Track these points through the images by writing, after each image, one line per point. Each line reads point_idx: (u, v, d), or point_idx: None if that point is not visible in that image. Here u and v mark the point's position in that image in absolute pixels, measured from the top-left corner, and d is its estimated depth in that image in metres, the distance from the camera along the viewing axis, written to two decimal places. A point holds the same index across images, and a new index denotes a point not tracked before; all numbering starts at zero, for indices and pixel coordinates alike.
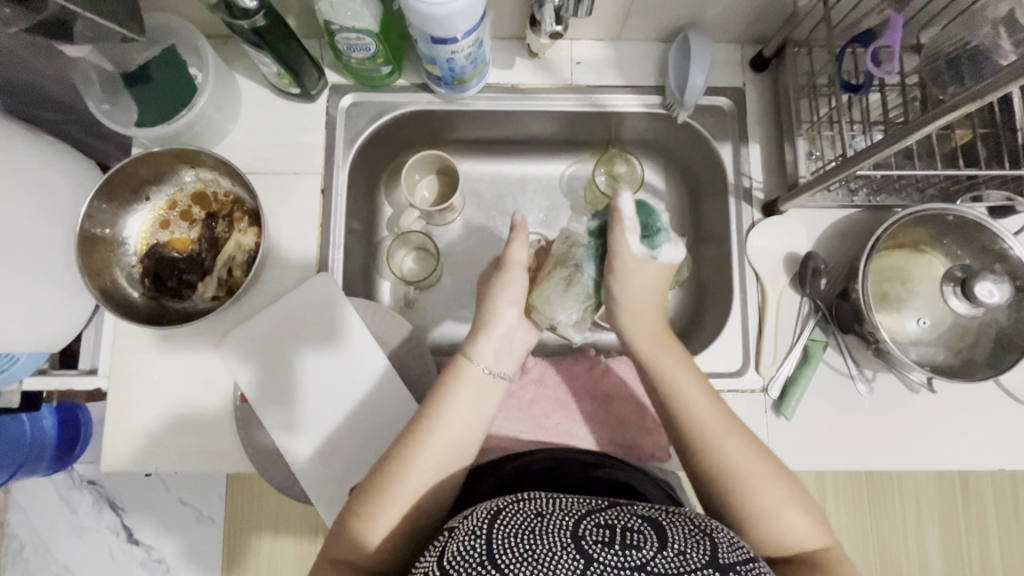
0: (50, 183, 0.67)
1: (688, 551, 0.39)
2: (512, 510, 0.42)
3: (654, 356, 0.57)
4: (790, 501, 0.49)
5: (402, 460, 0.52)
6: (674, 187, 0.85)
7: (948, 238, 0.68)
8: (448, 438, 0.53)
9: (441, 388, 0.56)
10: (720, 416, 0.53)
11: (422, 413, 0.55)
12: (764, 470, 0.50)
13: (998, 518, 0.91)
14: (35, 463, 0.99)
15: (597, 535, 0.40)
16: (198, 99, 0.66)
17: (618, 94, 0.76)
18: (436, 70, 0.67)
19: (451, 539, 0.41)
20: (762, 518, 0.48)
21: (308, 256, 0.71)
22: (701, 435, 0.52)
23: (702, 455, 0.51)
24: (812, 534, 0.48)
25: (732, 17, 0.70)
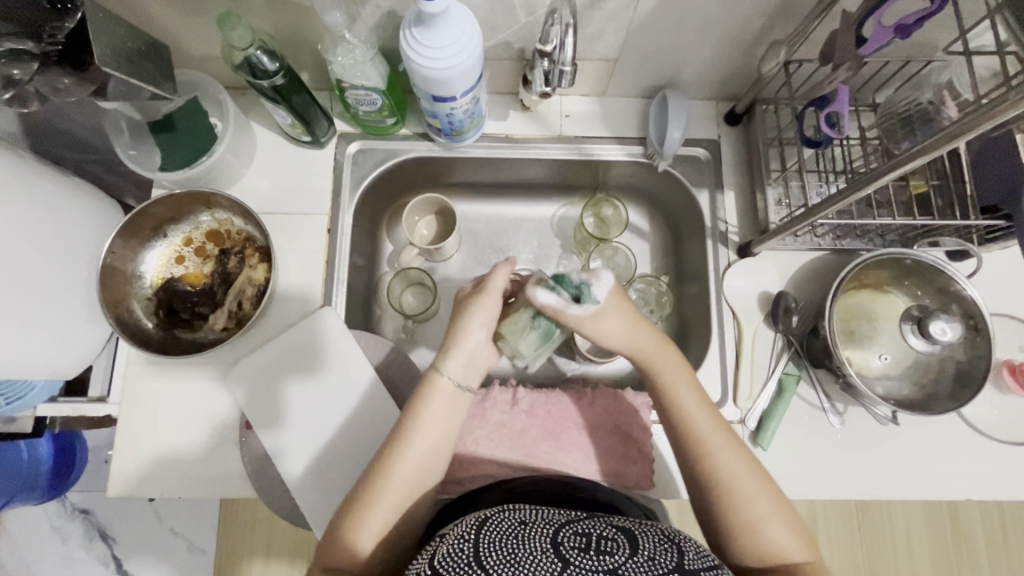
0: (75, 221, 0.72)
1: (657, 557, 0.43)
2: (499, 519, 0.47)
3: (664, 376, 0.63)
4: (778, 515, 0.55)
5: (382, 473, 0.56)
6: (657, 229, 0.91)
7: (908, 280, 0.74)
8: (423, 448, 0.58)
9: (416, 401, 0.60)
10: (724, 433, 0.59)
11: (399, 426, 0.59)
12: (756, 484, 0.56)
13: (985, 553, 0.93)
14: (30, 491, 1.01)
15: (575, 541, 0.44)
16: (218, 146, 0.72)
17: (603, 144, 0.82)
18: (436, 122, 0.74)
19: (441, 543, 0.45)
20: (749, 528, 0.54)
21: (314, 290, 0.76)
22: (704, 449, 0.58)
23: (700, 468, 0.57)
24: (793, 543, 0.54)
25: (706, 77, 0.78)
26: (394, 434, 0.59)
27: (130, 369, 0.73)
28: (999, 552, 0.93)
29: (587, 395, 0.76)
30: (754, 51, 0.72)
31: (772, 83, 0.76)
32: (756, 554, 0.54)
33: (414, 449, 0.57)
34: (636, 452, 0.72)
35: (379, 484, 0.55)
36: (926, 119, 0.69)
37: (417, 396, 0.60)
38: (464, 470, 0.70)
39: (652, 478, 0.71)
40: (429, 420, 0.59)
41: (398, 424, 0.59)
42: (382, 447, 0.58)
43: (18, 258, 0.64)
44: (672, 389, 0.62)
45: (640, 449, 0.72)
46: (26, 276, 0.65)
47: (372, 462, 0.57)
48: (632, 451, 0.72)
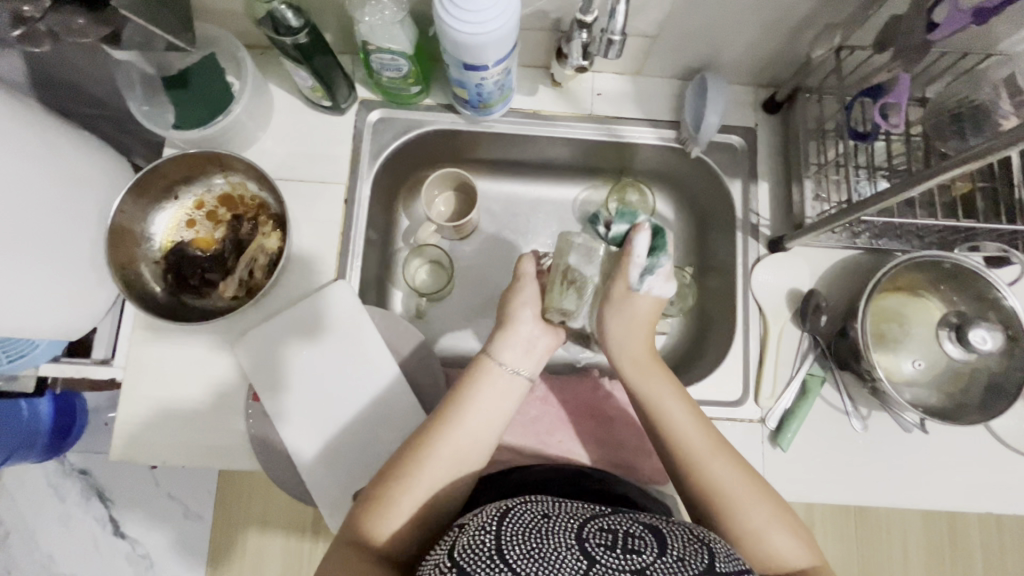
0: (84, 177, 0.69)
1: (687, 558, 0.42)
2: (520, 510, 0.45)
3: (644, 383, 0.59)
4: (778, 522, 0.51)
5: (423, 451, 0.54)
6: (683, 218, 0.88)
7: (945, 285, 0.71)
8: (468, 430, 0.56)
9: (464, 383, 0.59)
10: (711, 440, 0.54)
11: (444, 407, 0.57)
12: (751, 492, 0.52)
13: (981, 560, 0.92)
14: (28, 450, 0.99)
15: (600, 538, 0.43)
16: (235, 106, 0.69)
17: (634, 126, 0.79)
18: (464, 93, 0.70)
19: (460, 534, 0.44)
20: (750, 539, 0.50)
21: (327, 262, 0.73)
22: (691, 459, 0.54)
23: (689, 481, 0.53)
24: (798, 552, 0.50)
25: (748, 61, 0.74)
26: (438, 413, 0.57)
27: (136, 333, 0.70)
28: (994, 562, 0.92)
29: (605, 385, 0.74)
30: (803, 35, 0.68)
31: (818, 71, 0.72)
32: (760, 563, 0.50)
33: (459, 429, 0.55)
34: (651, 447, 0.70)
35: (419, 462, 0.53)
36: (980, 116, 0.65)
37: (467, 378, 0.59)
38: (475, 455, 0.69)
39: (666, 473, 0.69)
40: (478, 402, 0.57)
41: (443, 404, 0.58)
42: (423, 426, 0.56)
43: (25, 212, 0.61)
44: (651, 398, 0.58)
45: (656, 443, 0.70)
46: (31, 231, 0.62)
47: (412, 441, 0.55)
48: (647, 445, 0.70)
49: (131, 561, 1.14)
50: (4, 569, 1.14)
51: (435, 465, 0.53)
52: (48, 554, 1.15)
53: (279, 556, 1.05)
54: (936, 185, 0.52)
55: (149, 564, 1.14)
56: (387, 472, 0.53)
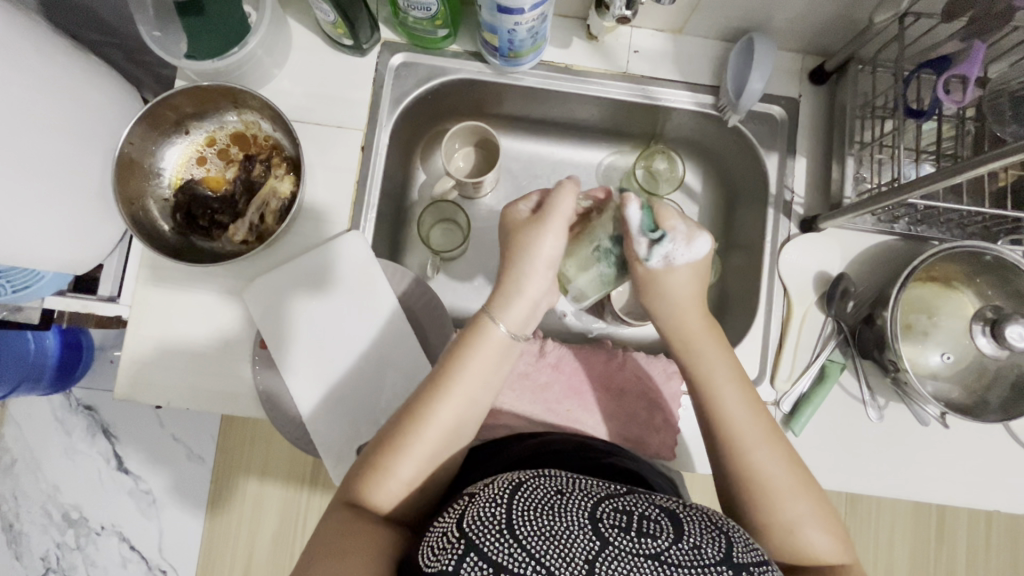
0: (92, 105, 0.66)
1: (702, 546, 0.42)
2: (533, 485, 0.45)
3: (705, 357, 0.57)
4: (817, 519, 0.49)
5: (420, 419, 0.51)
6: (710, 191, 0.85)
7: (981, 278, 0.68)
8: (467, 397, 0.53)
9: (462, 346, 0.55)
10: (764, 430, 0.52)
11: (441, 369, 0.54)
12: (795, 485, 0.50)
13: (966, 557, 0.93)
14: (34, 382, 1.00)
15: (615, 519, 0.43)
16: (251, 38, 0.65)
17: (671, 89, 0.74)
18: (495, 39, 0.66)
19: (470, 505, 0.44)
20: (783, 532, 0.49)
21: (340, 212, 0.71)
22: (738, 443, 0.52)
23: (730, 465, 0.52)
24: (830, 548, 0.49)
25: (800, 25, 0.69)
26: (434, 377, 0.54)
27: (142, 271, 0.68)
28: (978, 559, 0.92)
29: (618, 356, 0.72)
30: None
31: (874, 40, 0.67)
32: (788, 556, 0.49)
33: (458, 394, 0.53)
34: (661, 422, 0.69)
35: (416, 430, 0.51)
36: None
37: (463, 340, 0.55)
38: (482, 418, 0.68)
39: (674, 449, 0.67)
40: (480, 367, 0.54)
41: (440, 366, 0.55)
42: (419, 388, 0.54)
43: (31, 137, 0.58)
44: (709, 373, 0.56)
45: (666, 418, 0.68)
46: (37, 158, 0.59)
47: (406, 406, 0.53)
48: (657, 420, 0.69)
49: (133, 496, 1.15)
50: (11, 494, 1.16)
51: (433, 432, 0.51)
52: (53, 485, 1.16)
53: (278, 506, 1.08)
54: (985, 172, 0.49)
55: (151, 501, 1.14)
56: (383, 439, 0.51)
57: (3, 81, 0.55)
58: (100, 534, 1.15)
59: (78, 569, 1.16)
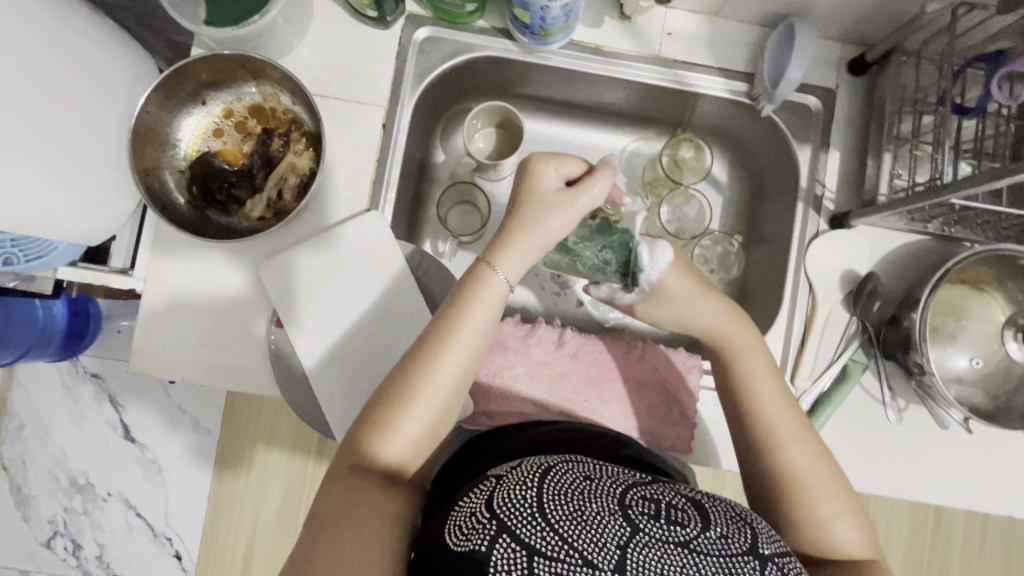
0: (106, 70, 0.64)
1: (729, 535, 0.41)
2: (562, 469, 0.45)
3: (738, 354, 0.58)
4: (848, 516, 0.49)
5: (423, 374, 0.50)
6: (736, 182, 0.83)
7: (1012, 282, 0.66)
8: (469, 349, 0.52)
9: (467, 298, 0.54)
10: (796, 423, 0.53)
11: (442, 322, 0.53)
12: (829, 480, 0.50)
13: (963, 556, 0.93)
14: (44, 348, 0.99)
15: (643, 506, 0.42)
16: (272, 6, 0.62)
17: (704, 75, 0.71)
18: (526, 16, 0.63)
19: (500, 485, 0.44)
20: (814, 526, 0.49)
21: (359, 191, 0.69)
22: (772, 437, 0.53)
23: (765, 457, 0.52)
24: (859, 544, 0.49)
25: (844, 12, 0.66)
26: (433, 332, 0.52)
27: (158, 245, 0.67)
28: (973, 557, 0.93)
29: (637, 348, 0.71)
30: None
31: (922, 30, 0.64)
32: (818, 552, 0.49)
33: (460, 348, 0.52)
34: (678, 416, 0.68)
35: (421, 386, 0.50)
36: None
37: (465, 292, 0.54)
38: (497, 405, 0.68)
39: (690, 443, 0.67)
40: (478, 316, 0.53)
41: (439, 320, 0.53)
42: (420, 344, 0.52)
43: (46, 101, 0.57)
44: (744, 371, 0.57)
45: (683, 413, 0.68)
46: (50, 125, 0.58)
47: (408, 365, 0.51)
48: (674, 414, 0.68)
49: (140, 464, 1.16)
50: (19, 458, 1.17)
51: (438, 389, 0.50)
52: (61, 451, 1.17)
53: (283, 477, 1.07)
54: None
55: (157, 469, 1.15)
56: (387, 396, 0.49)
57: (18, 44, 0.53)
58: (107, 501, 1.16)
59: (85, 534, 1.17)
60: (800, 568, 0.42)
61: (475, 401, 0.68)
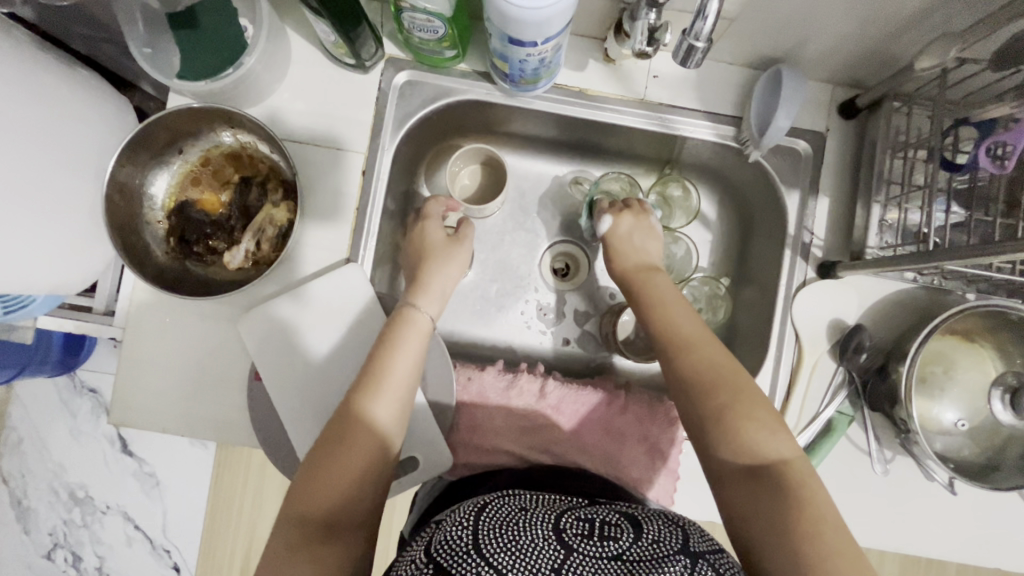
0: (83, 121, 0.63)
1: (660, 539, 0.44)
2: (497, 505, 0.46)
3: (651, 282, 0.63)
4: (758, 410, 0.49)
5: (354, 415, 0.52)
6: (725, 220, 0.81)
7: (1003, 334, 0.65)
8: (403, 382, 0.55)
9: (394, 332, 0.58)
10: (700, 329, 0.55)
11: (375, 360, 0.56)
12: (740, 378, 0.51)
13: None
14: (40, 364, 0.98)
15: (577, 529, 0.44)
16: (247, 57, 0.61)
17: (689, 118, 0.70)
18: (505, 67, 0.62)
19: (438, 531, 0.45)
20: (726, 418, 0.49)
21: (339, 240, 0.68)
22: (680, 343, 0.55)
23: (676, 366, 0.54)
24: (780, 444, 0.48)
25: (835, 57, 0.64)
26: (365, 372, 0.55)
27: (136, 296, 0.67)
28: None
29: (619, 400, 0.71)
30: (909, 36, 0.58)
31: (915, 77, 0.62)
32: (738, 452, 0.48)
33: (393, 388, 0.54)
34: (661, 469, 0.67)
35: (354, 432, 0.51)
36: None
37: (393, 328, 0.59)
38: (478, 455, 0.67)
39: (673, 496, 0.67)
40: (410, 350, 0.57)
41: (370, 362, 0.56)
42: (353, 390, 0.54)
43: (20, 163, 0.56)
44: (655, 295, 0.61)
45: (666, 465, 0.67)
46: (22, 185, 0.57)
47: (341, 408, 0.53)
48: (657, 467, 0.68)
49: (138, 477, 1.16)
50: (19, 472, 1.18)
51: (371, 431, 0.52)
52: (59, 464, 1.18)
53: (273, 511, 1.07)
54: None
55: (155, 483, 1.16)
56: (327, 439, 0.51)
57: None
58: (106, 514, 1.18)
59: (85, 546, 1.18)
60: (735, 563, 0.43)
61: (456, 451, 0.68)
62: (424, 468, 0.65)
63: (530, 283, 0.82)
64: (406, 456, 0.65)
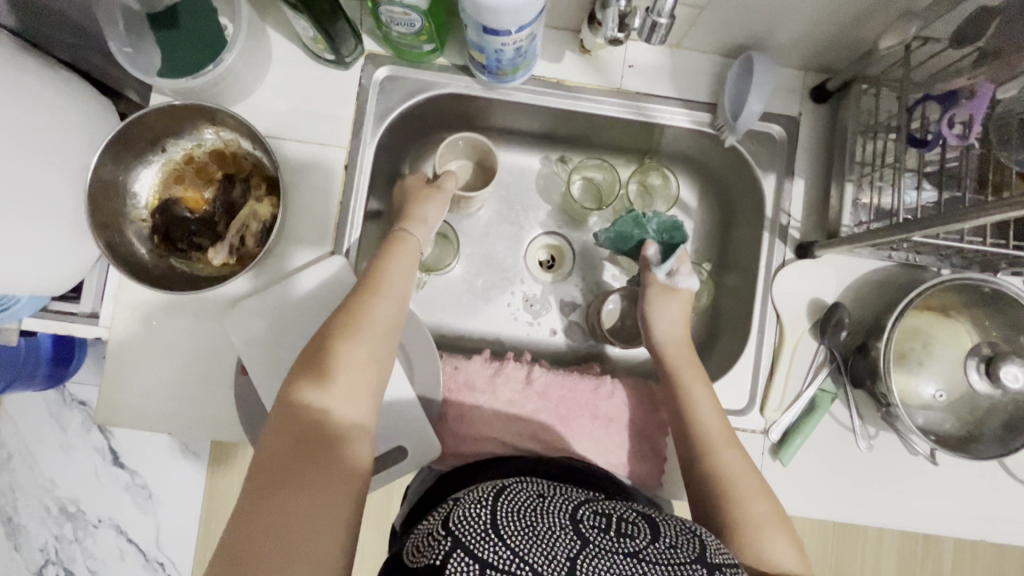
0: (66, 122, 0.64)
1: (678, 546, 0.43)
2: (517, 489, 0.46)
3: (677, 367, 0.64)
4: (777, 522, 0.52)
5: (339, 332, 0.50)
6: (705, 207, 0.82)
7: (979, 309, 0.66)
8: (397, 291, 0.56)
9: (385, 254, 0.60)
10: (727, 431, 0.57)
11: (368, 276, 0.57)
12: (759, 487, 0.54)
13: None
14: (29, 377, 0.98)
15: (595, 522, 0.44)
16: (227, 55, 0.62)
17: (665, 106, 0.71)
18: (482, 58, 0.63)
19: (456, 506, 0.45)
20: (749, 525, 0.51)
21: (323, 234, 0.69)
22: (706, 443, 0.57)
23: (701, 465, 0.56)
24: (791, 558, 0.50)
25: (804, 43, 0.66)
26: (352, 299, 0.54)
27: (121, 296, 0.67)
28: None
29: (606, 385, 0.71)
30: (873, 18, 0.60)
31: (881, 60, 0.64)
32: (755, 559, 0.50)
33: (377, 314, 0.53)
34: (648, 451, 0.68)
35: (343, 348, 0.50)
36: None
37: (384, 252, 0.61)
38: (467, 445, 0.68)
39: (661, 478, 0.68)
40: (400, 262, 0.60)
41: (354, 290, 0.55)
42: (339, 313, 0.53)
43: (2, 163, 0.57)
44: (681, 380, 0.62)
45: (654, 447, 0.69)
46: (6, 184, 0.57)
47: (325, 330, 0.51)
48: (644, 449, 0.69)
49: (131, 491, 1.15)
50: (9, 487, 1.17)
51: (363, 340, 0.51)
52: (49, 479, 1.16)
53: None
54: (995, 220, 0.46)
55: (147, 495, 1.15)
56: (328, 335, 0.51)
57: None
58: (98, 527, 1.16)
59: (77, 561, 1.17)
60: None
61: (445, 442, 0.68)
62: (413, 459, 0.66)
63: (516, 275, 0.82)
64: (395, 447, 0.65)
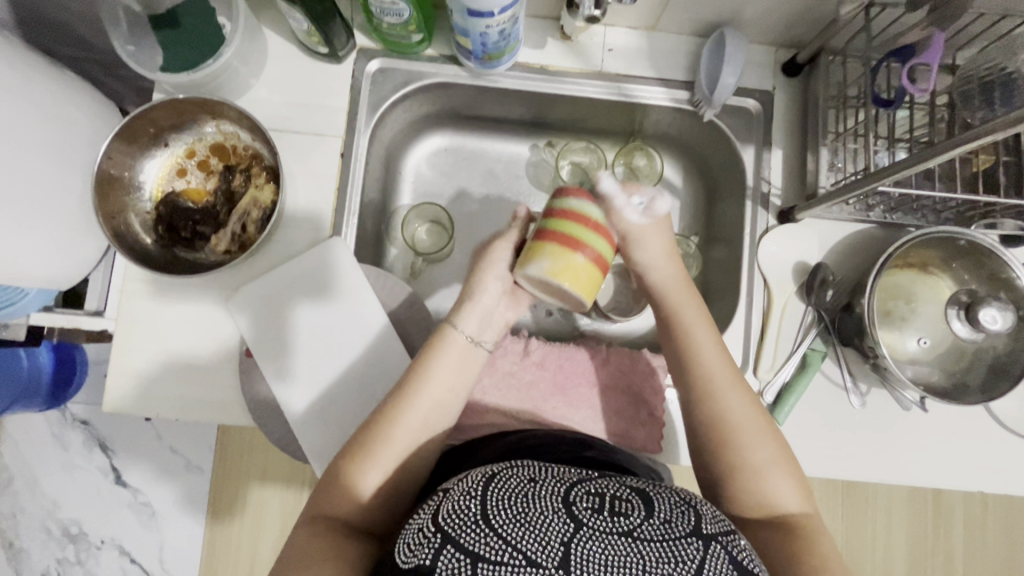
0: (72, 120, 0.67)
1: (673, 520, 0.42)
2: (506, 475, 0.45)
3: (677, 302, 0.59)
4: (779, 464, 0.51)
5: (388, 420, 0.53)
6: (691, 185, 0.85)
7: (957, 262, 0.68)
8: (429, 401, 0.54)
9: (427, 353, 0.56)
10: (729, 372, 0.55)
11: (405, 376, 0.56)
12: (760, 429, 0.52)
13: (964, 540, 0.95)
14: (30, 399, 0.98)
15: (588, 502, 0.42)
16: (225, 50, 0.65)
17: (646, 86, 0.75)
18: (468, 43, 0.66)
19: (446, 498, 0.44)
20: (750, 473, 0.50)
21: (321, 220, 0.71)
22: (708, 386, 0.54)
23: (701, 410, 0.54)
24: (794, 497, 0.50)
25: (772, 19, 0.70)
26: (401, 390, 0.55)
27: (128, 284, 0.69)
28: (976, 544, 0.95)
29: (602, 352, 0.74)
30: None
31: (844, 31, 0.68)
32: (754, 505, 0.50)
33: (417, 408, 0.54)
34: (645, 416, 0.70)
35: (360, 466, 0.51)
36: (1011, 86, 0.62)
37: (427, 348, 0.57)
38: (468, 418, 0.69)
39: (660, 443, 0.69)
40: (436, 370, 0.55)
41: (403, 379, 0.56)
42: (367, 422, 0.54)
43: (7, 155, 0.59)
44: (682, 324, 0.58)
45: (651, 412, 0.70)
46: (18, 174, 0.60)
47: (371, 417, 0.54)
48: (642, 415, 0.70)
49: (131, 509, 1.11)
50: (10, 511, 1.12)
51: (378, 459, 0.51)
52: (52, 501, 1.12)
53: (278, 511, 1.05)
54: (961, 153, 0.48)
55: (150, 513, 1.11)
56: (353, 444, 0.53)
57: None
58: (101, 548, 1.11)
59: None
60: (745, 545, 0.42)
61: None
62: None
63: None
64: None
